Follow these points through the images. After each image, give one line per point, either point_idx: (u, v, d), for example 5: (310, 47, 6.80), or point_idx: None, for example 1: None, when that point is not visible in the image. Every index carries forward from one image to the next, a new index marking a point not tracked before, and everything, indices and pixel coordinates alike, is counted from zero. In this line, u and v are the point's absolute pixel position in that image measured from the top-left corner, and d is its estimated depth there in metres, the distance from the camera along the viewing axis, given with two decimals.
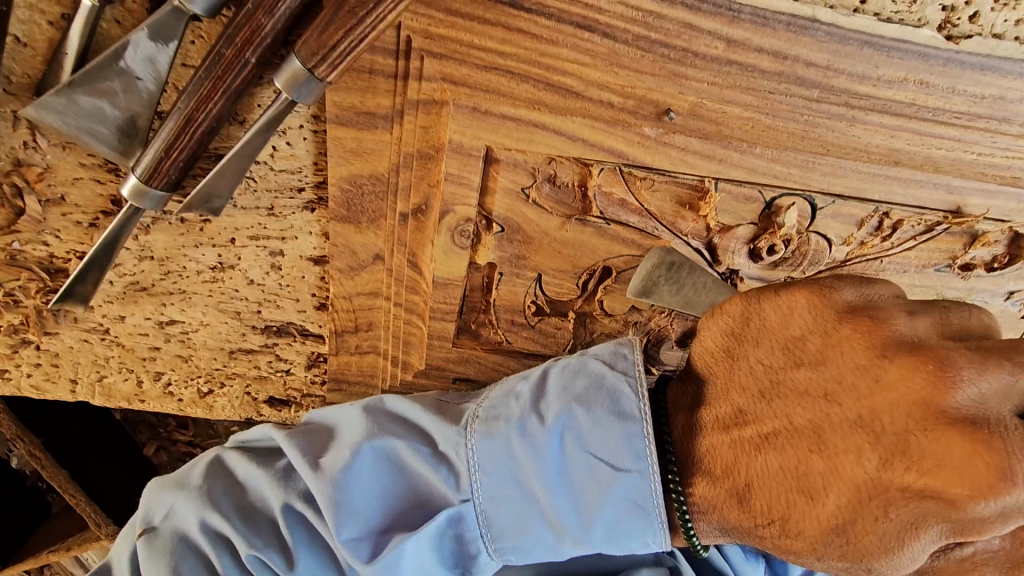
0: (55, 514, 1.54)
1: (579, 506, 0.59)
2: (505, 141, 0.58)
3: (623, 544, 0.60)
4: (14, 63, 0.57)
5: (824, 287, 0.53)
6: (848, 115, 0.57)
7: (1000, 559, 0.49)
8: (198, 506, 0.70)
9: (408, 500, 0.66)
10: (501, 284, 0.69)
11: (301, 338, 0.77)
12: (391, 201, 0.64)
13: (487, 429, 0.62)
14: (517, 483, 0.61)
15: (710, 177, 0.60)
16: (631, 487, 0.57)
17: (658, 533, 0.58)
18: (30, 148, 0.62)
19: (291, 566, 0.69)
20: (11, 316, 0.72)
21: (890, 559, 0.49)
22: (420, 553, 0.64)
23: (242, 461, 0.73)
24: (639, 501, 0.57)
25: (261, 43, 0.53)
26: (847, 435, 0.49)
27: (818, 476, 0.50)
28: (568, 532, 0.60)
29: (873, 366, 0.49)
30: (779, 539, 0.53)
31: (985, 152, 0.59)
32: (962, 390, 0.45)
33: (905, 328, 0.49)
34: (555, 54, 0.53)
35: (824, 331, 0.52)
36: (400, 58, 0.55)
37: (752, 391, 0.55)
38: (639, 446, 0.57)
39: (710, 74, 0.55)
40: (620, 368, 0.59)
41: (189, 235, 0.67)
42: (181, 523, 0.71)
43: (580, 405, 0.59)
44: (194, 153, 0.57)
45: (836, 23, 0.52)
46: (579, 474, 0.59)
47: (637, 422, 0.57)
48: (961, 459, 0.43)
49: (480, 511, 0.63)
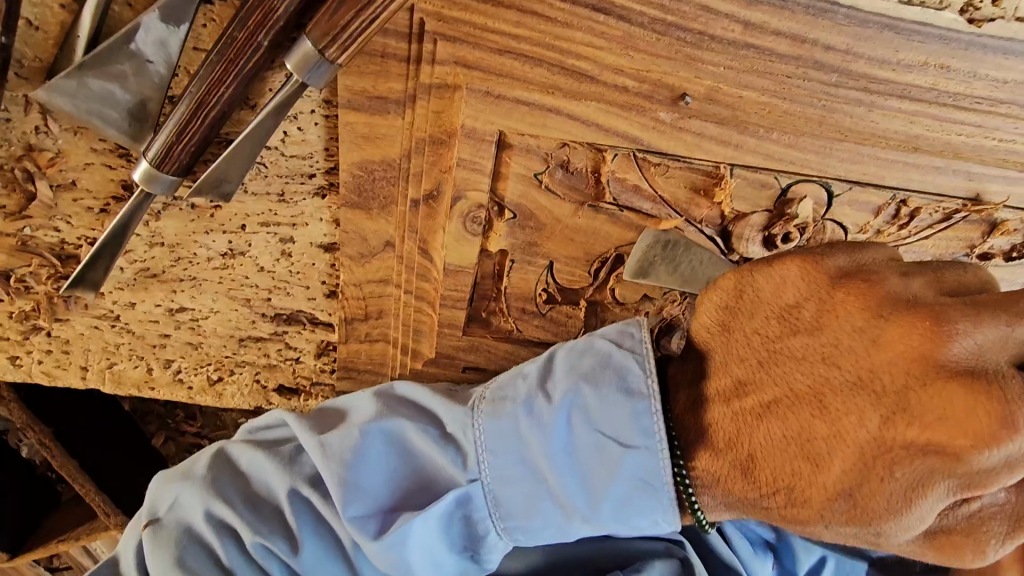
0: (65, 503, 1.55)
1: (586, 485, 0.59)
2: (518, 126, 0.58)
3: (631, 523, 0.59)
4: (26, 47, 0.57)
5: (816, 255, 0.53)
6: (867, 100, 0.56)
7: (1009, 513, 0.49)
8: (203, 495, 0.70)
9: (413, 480, 0.66)
10: (512, 272, 0.68)
11: (311, 326, 0.77)
12: (403, 186, 0.63)
13: (494, 409, 0.62)
14: (523, 460, 0.61)
15: (726, 162, 0.60)
16: (640, 468, 0.57)
17: (668, 512, 0.57)
18: (41, 132, 0.62)
19: (298, 552, 0.69)
20: (22, 302, 0.72)
21: (898, 521, 0.48)
22: (427, 532, 0.64)
23: (247, 449, 0.73)
24: (647, 479, 0.57)
25: (274, 26, 0.52)
26: (847, 397, 0.49)
27: (822, 442, 0.50)
28: (576, 510, 0.60)
29: (871, 327, 0.49)
30: (786, 509, 0.53)
31: (1006, 138, 0.58)
32: (958, 342, 0.45)
33: (899, 286, 0.49)
34: (570, 36, 0.53)
35: (821, 297, 0.52)
36: (413, 41, 0.54)
37: (751, 362, 0.55)
38: (646, 424, 0.57)
39: (727, 57, 0.54)
40: (628, 347, 0.59)
41: (200, 221, 0.67)
42: (188, 513, 0.71)
43: (587, 384, 0.59)
44: (205, 137, 0.57)
45: (856, 6, 0.51)
46: (585, 452, 0.59)
47: (644, 399, 0.57)
48: (964, 410, 0.43)
49: (487, 491, 0.63)
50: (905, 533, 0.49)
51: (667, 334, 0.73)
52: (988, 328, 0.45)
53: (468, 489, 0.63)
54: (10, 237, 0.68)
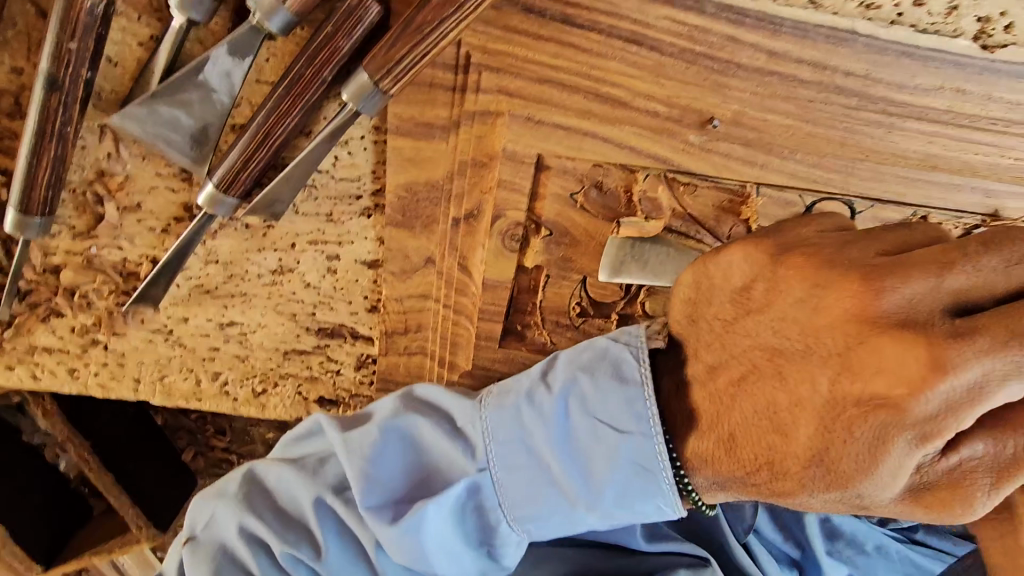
0: (96, 516, 1.59)
1: (585, 475, 0.61)
2: (556, 149, 0.62)
3: (636, 509, 0.60)
4: (105, 81, 0.63)
5: (758, 239, 0.54)
6: (887, 122, 0.60)
7: (994, 463, 0.46)
8: (238, 507, 0.73)
9: (427, 474, 0.69)
10: (548, 287, 0.72)
11: (352, 340, 0.81)
12: (444, 206, 0.67)
13: (498, 401, 0.65)
14: (527, 449, 0.64)
15: (753, 181, 0.63)
16: (638, 454, 0.59)
17: (668, 495, 0.59)
18: (112, 158, 0.67)
19: (323, 553, 0.71)
20: (84, 317, 0.77)
21: (873, 481, 0.48)
22: (441, 524, 0.66)
23: (274, 463, 0.76)
24: (644, 462, 0.59)
25: (338, 63, 0.58)
26: (799, 365, 0.50)
27: (785, 412, 0.51)
28: (580, 497, 0.62)
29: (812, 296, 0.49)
30: (771, 484, 0.53)
31: (1022, 157, 0.61)
32: (888, 297, 0.45)
33: (838, 253, 0.49)
34: (605, 66, 0.57)
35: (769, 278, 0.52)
36: (459, 72, 0.59)
37: (717, 346, 0.57)
38: (640, 409, 0.58)
39: (752, 84, 0.58)
40: (624, 340, 0.61)
41: (253, 240, 0.71)
42: (222, 531, 0.74)
43: (584, 375, 0.61)
44: (267, 164, 0.63)
45: (874, 35, 0.55)
46: (582, 440, 0.61)
47: (638, 387, 0.59)
48: (896, 359, 0.44)
49: (495, 480, 0.65)
50: (885, 492, 0.48)
51: None
52: (916, 282, 0.44)
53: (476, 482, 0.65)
54: (76, 256, 0.73)
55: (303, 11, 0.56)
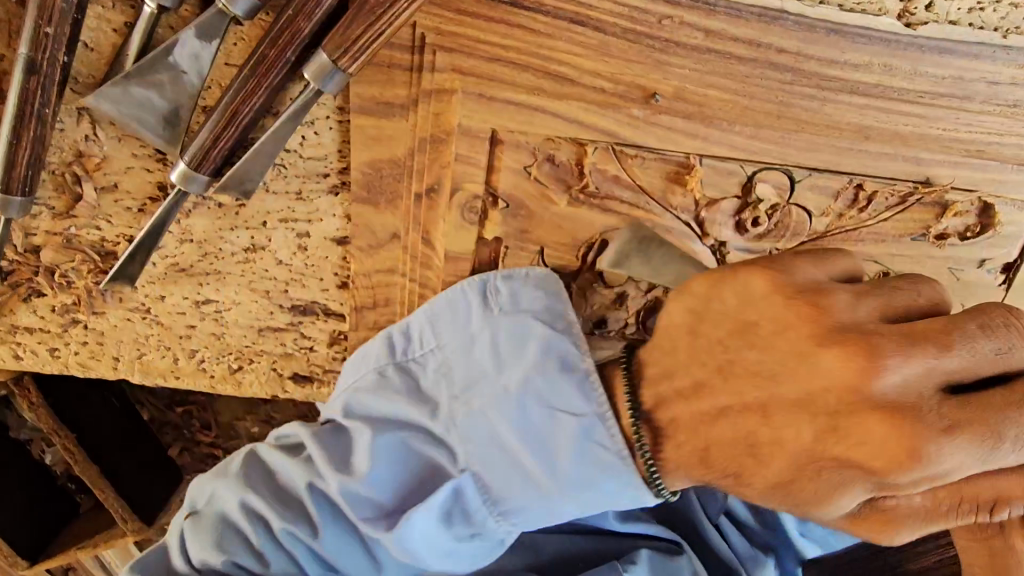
0: (82, 513, 1.59)
1: (553, 461, 0.65)
2: (508, 124, 0.65)
3: (597, 488, 0.65)
4: (81, 66, 0.66)
5: None
6: (819, 95, 0.63)
7: None
8: (234, 488, 0.75)
9: (421, 471, 0.71)
10: (507, 259, 0.74)
11: (324, 317, 0.84)
12: (407, 182, 0.71)
13: (465, 407, 0.67)
14: (497, 446, 0.67)
15: (695, 152, 0.66)
16: (592, 434, 0.64)
17: (627, 472, 0.64)
18: (89, 140, 0.70)
19: (317, 534, 0.73)
20: (64, 296, 0.80)
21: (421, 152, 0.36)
22: (425, 521, 0.69)
23: (275, 452, 0.76)
24: (597, 443, 0.64)
25: (300, 44, 0.62)
26: None
27: None
28: (549, 483, 0.66)
29: (813, 350, 0.55)
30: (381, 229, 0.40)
31: (948, 128, 0.65)
32: None
33: None
34: (551, 45, 0.61)
35: (778, 316, 0.57)
36: (415, 53, 0.63)
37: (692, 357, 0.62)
38: (587, 392, 0.65)
39: (691, 61, 0.61)
40: (558, 326, 0.67)
41: (226, 219, 0.75)
42: (223, 505, 0.76)
43: (536, 371, 0.66)
44: (237, 142, 0.66)
45: (803, 14, 0.59)
46: (547, 429, 0.65)
47: (581, 371, 0.65)
48: None
49: (477, 479, 0.68)
50: None
51: (651, 313, 0.76)
52: None
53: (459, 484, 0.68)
54: (56, 236, 0.76)
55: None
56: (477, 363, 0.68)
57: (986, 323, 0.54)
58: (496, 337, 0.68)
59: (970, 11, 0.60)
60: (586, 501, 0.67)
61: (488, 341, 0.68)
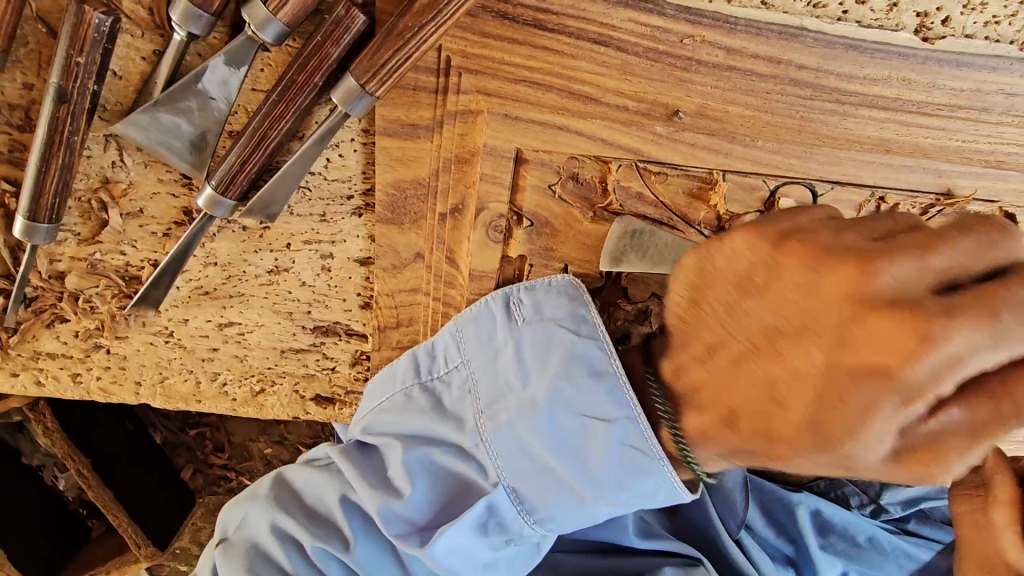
0: (94, 538, 1.58)
1: (586, 469, 0.65)
2: (533, 143, 0.66)
3: (635, 490, 0.65)
4: (110, 94, 0.67)
5: None
6: (840, 110, 0.64)
7: None
8: (264, 510, 0.75)
9: (454, 482, 0.71)
10: (531, 276, 0.75)
11: (346, 337, 0.84)
12: (431, 202, 0.71)
13: (494, 421, 0.68)
14: (530, 459, 0.67)
15: (718, 168, 0.66)
16: (626, 437, 0.63)
17: (664, 470, 0.63)
18: (116, 166, 0.71)
19: (350, 548, 0.74)
20: (88, 321, 0.80)
21: None
22: (459, 535, 0.69)
23: (303, 469, 0.78)
24: (634, 446, 0.63)
25: (327, 69, 0.62)
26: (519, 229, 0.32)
27: None
28: (585, 489, 0.66)
29: (810, 277, 0.48)
30: None
31: (968, 139, 0.65)
32: None
33: None
34: (576, 66, 0.62)
35: (766, 261, 0.51)
36: (441, 75, 0.64)
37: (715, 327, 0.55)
38: (620, 398, 0.63)
39: (713, 78, 0.62)
40: (586, 333, 0.64)
41: (250, 241, 0.75)
42: (252, 531, 0.76)
43: (564, 378, 0.64)
44: (264, 166, 0.67)
45: (822, 30, 0.60)
46: (573, 435, 0.65)
47: (613, 376, 0.63)
48: None
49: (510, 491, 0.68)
50: None
51: None
52: None
53: (492, 497, 0.68)
54: (81, 262, 0.76)
55: (293, 22, 0.60)
56: (501, 373, 0.68)
57: (960, 224, 0.47)
58: (520, 349, 0.67)
59: (986, 25, 0.61)
60: (623, 504, 0.66)
61: (512, 352, 0.67)
